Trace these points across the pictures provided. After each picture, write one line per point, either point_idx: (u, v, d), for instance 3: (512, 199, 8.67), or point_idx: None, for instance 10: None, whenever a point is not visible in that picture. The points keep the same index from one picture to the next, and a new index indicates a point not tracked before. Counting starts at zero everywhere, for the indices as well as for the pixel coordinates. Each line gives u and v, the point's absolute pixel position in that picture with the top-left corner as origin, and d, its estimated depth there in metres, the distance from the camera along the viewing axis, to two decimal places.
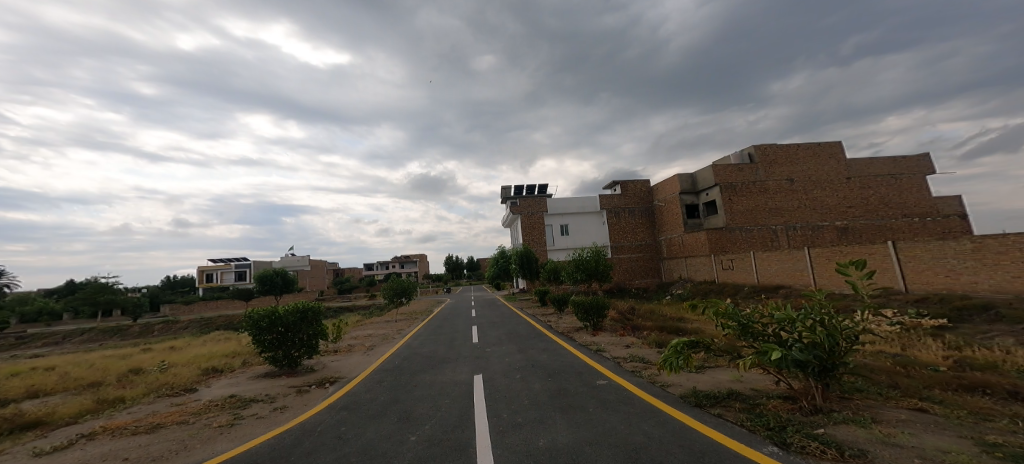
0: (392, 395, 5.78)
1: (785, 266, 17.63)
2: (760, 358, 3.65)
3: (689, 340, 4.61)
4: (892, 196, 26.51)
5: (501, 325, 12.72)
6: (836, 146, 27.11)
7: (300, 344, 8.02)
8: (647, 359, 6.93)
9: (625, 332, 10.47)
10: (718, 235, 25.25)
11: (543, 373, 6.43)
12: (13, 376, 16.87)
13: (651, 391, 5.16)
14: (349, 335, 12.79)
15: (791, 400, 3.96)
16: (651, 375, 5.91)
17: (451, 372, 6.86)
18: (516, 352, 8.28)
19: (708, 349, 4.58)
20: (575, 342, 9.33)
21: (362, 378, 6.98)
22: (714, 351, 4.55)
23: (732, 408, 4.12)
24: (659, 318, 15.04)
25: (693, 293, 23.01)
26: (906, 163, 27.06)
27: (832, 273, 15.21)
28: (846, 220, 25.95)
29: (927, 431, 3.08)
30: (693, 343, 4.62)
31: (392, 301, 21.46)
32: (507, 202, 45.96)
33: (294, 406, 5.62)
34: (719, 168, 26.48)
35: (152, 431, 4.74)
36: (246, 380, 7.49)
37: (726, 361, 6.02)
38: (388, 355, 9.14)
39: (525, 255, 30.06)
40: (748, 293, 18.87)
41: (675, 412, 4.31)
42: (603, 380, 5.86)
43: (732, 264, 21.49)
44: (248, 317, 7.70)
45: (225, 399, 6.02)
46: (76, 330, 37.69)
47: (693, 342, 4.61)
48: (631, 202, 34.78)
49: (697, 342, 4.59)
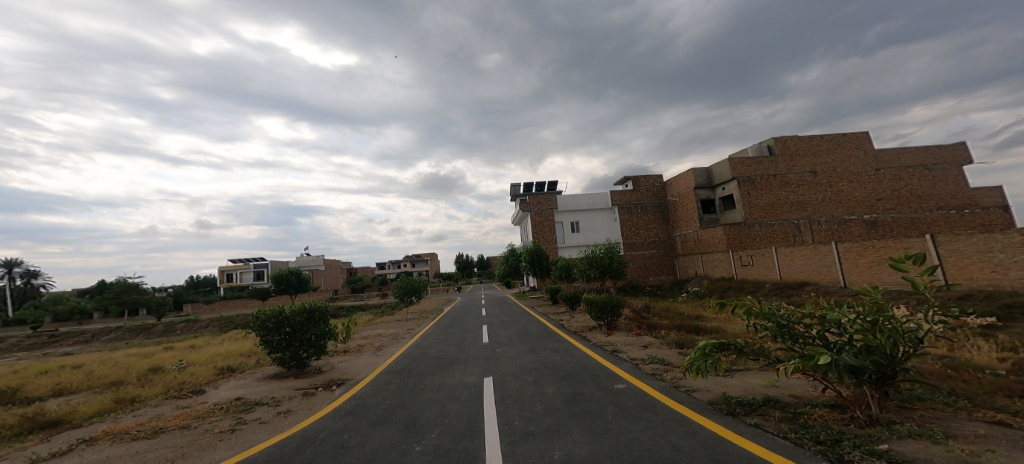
0: (399, 400, 5.52)
1: (810, 262, 16.91)
2: (805, 363, 3.26)
3: (719, 343, 4.25)
4: (925, 187, 25.29)
5: (511, 325, 12.42)
6: (863, 137, 26.01)
7: (308, 345, 7.84)
8: (667, 361, 6.55)
9: (641, 331, 10.05)
10: (736, 231, 24.48)
11: (557, 376, 6.10)
12: (40, 374, 17.37)
13: (676, 396, 4.81)
14: (360, 334, 12.67)
15: (839, 410, 3.57)
16: (674, 378, 5.53)
17: (460, 375, 6.57)
18: (528, 353, 7.95)
19: (739, 352, 4.20)
20: (590, 342, 8.99)
21: (370, 381, 6.75)
22: (747, 354, 4.17)
23: (772, 417, 3.73)
24: (676, 317, 14.53)
25: (710, 290, 22.36)
26: (940, 152, 25.76)
27: (863, 269, 14.52)
28: (875, 213, 24.86)
29: (1016, 450, 2.68)
30: (723, 345, 4.24)
31: (403, 300, 21.32)
32: (517, 199, 45.64)
33: (298, 410, 5.42)
34: (736, 161, 25.73)
35: (154, 436, 4.56)
36: (255, 382, 7.31)
37: (756, 363, 5.60)
38: (399, 355, 8.88)
39: (536, 252, 29.72)
40: (770, 290, 18.21)
41: (705, 420, 3.96)
42: (622, 384, 5.51)
43: (753, 260, 20.79)
44: (256, 317, 7.54)
45: (231, 402, 5.83)
46: (105, 328, 38.94)
47: (724, 345, 4.24)
48: (644, 197, 34.01)
49: (729, 345, 4.22)
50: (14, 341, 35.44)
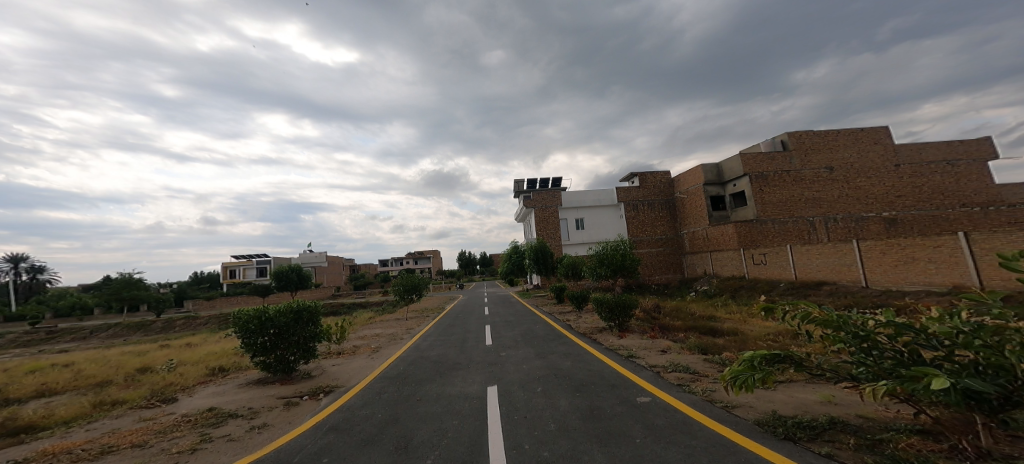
0: (391, 413, 4.84)
1: (828, 261, 16.11)
2: (904, 385, 2.59)
3: (775, 352, 3.50)
4: (948, 184, 24.36)
5: (517, 325, 11.70)
6: (883, 132, 25.15)
7: (295, 347, 7.18)
8: (693, 370, 5.81)
9: (656, 334, 9.30)
10: (747, 228, 23.53)
11: (569, 386, 5.39)
12: (29, 373, 16.78)
13: (714, 414, 4.09)
14: (355, 334, 12.01)
15: (934, 439, 2.91)
16: (705, 390, 4.83)
17: (460, 382, 5.90)
18: (535, 358, 7.22)
19: (796, 366, 3.48)
20: (602, 345, 8.28)
21: (363, 388, 6.07)
22: (805, 369, 3.45)
23: (846, 445, 3.02)
24: (688, 317, 13.79)
25: (721, 290, 21.49)
26: (964, 148, 24.80)
27: (887, 268, 13.77)
28: (894, 211, 24.00)
29: None
30: (780, 356, 3.52)
31: (403, 298, 20.56)
32: (520, 195, 44.82)
33: (276, 424, 4.73)
34: (748, 157, 24.89)
35: (100, 458, 3.91)
36: (234, 388, 6.61)
37: (800, 374, 4.84)
38: (396, 358, 8.17)
39: (539, 249, 28.96)
40: (785, 290, 17.32)
41: (759, 448, 3.25)
42: (646, 397, 4.80)
43: (765, 259, 20.00)
44: (236, 318, 6.86)
45: (201, 413, 5.16)
46: (105, 325, 38.61)
47: (781, 356, 3.50)
48: (650, 194, 33.22)
49: (785, 356, 3.51)
50: (12, 337, 34.97)
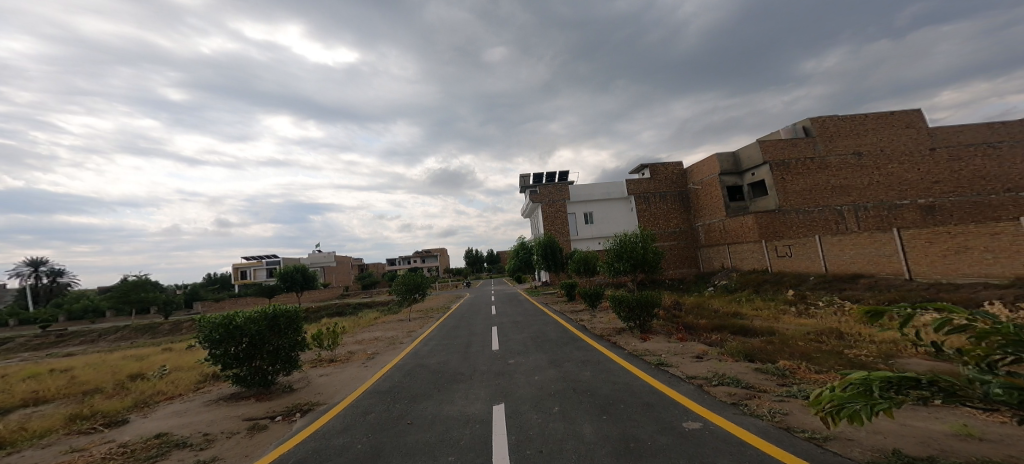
0: (374, 445, 3.83)
1: (865, 252, 14.78)
2: None
3: (917, 375, 2.31)
4: (990, 168, 22.72)
5: (525, 327, 10.65)
6: (915, 114, 23.66)
7: (273, 357, 6.24)
8: (746, 383, 4.74)
9: (685, 336, 8.16)
10: (770, 218, 22.24)
11: (595, 406, 4.35)
12: (25, 380, 16.13)
13: (800, 451, 3.01)
14: (353, 338, 11.14)
15: None
16: (776, 414, 3.74)
17: (462, 400, 4.91)
18: (549, 366, 6.20)
19: (950, 394, 2.31)
20: (624, 350, 7.19)
21: (346, 407, 5.09)
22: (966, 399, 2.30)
23: None
24: (712, 315, 12.66)
25: (742, 284, 20.19)
26: (1006, 129, 23.19)
27: (935, 259, 12.50)
28: (930, 198, 22.55)
29: None
30: (922, 381, 2.33)
31: (406, 298, 19.58)
32: (527, 190, 43.76)
33: (227, 459, 3.74)
34: (768, 144, 23.53)
35: None
36: (198, 407, 5.67)
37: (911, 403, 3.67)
38: (392, 367, 7.21)
39: (549, 244, 27.80)
40: (815, 283, 16.00)
41: None
42: (694, 423, 3.75)
43: (790, 251, 18.72)
44: (199, 326, 5.92)
45: (144, 443, 4.22)
46: (113, 328, 38.26)
47: (924, 381, 2.30)
48: (663, 186, 31.94)
49: (931, 382, 2.32)
50: (22, 341, 34.74)
